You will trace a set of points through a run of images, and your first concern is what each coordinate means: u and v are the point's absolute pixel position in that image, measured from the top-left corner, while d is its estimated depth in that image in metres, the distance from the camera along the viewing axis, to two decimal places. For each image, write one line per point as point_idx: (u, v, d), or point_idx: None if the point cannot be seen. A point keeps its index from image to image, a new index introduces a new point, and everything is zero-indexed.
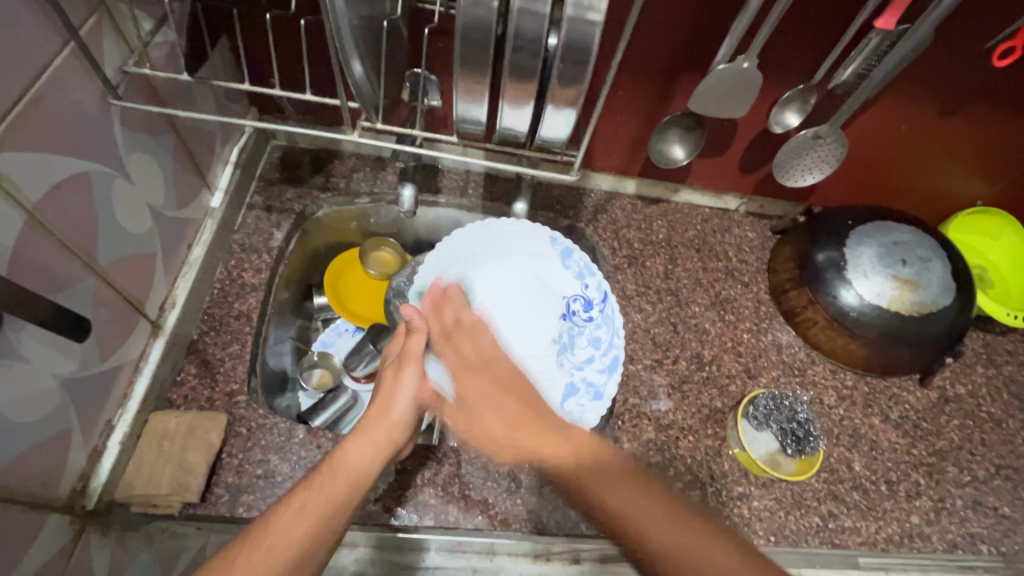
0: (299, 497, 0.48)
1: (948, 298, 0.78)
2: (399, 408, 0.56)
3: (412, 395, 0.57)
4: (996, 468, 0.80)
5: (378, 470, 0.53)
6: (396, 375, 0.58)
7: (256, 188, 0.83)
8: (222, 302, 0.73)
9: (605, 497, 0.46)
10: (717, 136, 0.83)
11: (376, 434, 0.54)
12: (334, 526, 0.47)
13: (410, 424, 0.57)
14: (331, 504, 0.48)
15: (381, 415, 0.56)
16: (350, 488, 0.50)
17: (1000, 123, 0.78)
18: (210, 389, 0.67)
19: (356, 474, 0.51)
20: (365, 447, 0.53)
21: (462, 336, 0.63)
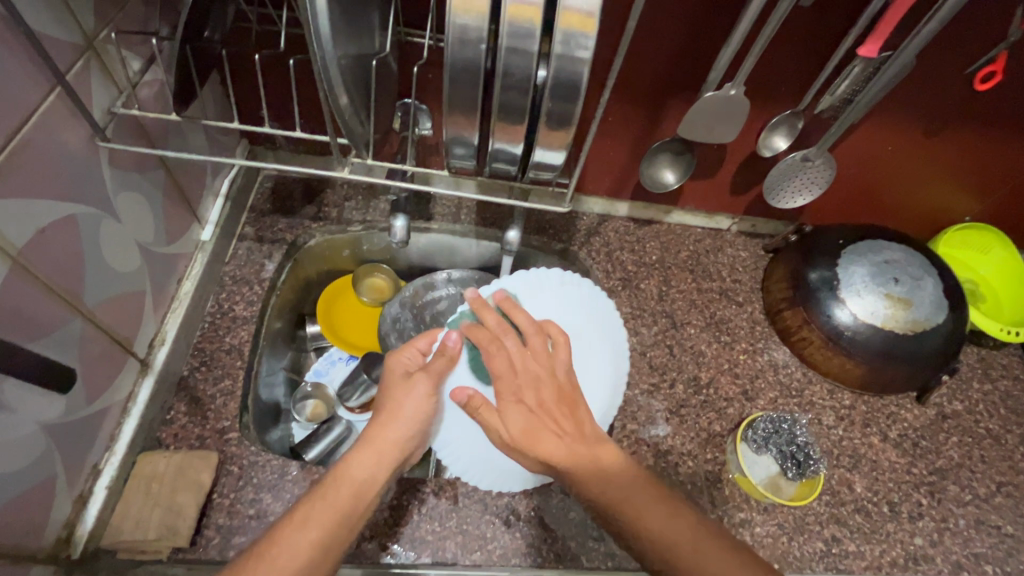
0: (309, 511, 0.49)
1: (942, 315, 0.79)
2: (407, 419, 0.57)
3: (421, 408, 0.58)
4: (997, 485, 0.80)
5: (382, 480, 0.55)
6: (408, 385, 0.59)
7: (246, 219, 0.83)
8: (213, 337, 0.72)
9: (642, 519, 0.49)
10: (707, 160, 0.84)
11: (385, 448, 0.56)
12: (339, 544, 0.49)
13: (415, 434, 0.58)
14: (339, 518, 0.50)
15: (386, 427, 0.57)
16: (354, 500, 0.52)
17: (985, 143, 0.79)
18: (201, 427, 0.66)
19: (361, 483, 0.53)
20: (371, 457, 0.55)
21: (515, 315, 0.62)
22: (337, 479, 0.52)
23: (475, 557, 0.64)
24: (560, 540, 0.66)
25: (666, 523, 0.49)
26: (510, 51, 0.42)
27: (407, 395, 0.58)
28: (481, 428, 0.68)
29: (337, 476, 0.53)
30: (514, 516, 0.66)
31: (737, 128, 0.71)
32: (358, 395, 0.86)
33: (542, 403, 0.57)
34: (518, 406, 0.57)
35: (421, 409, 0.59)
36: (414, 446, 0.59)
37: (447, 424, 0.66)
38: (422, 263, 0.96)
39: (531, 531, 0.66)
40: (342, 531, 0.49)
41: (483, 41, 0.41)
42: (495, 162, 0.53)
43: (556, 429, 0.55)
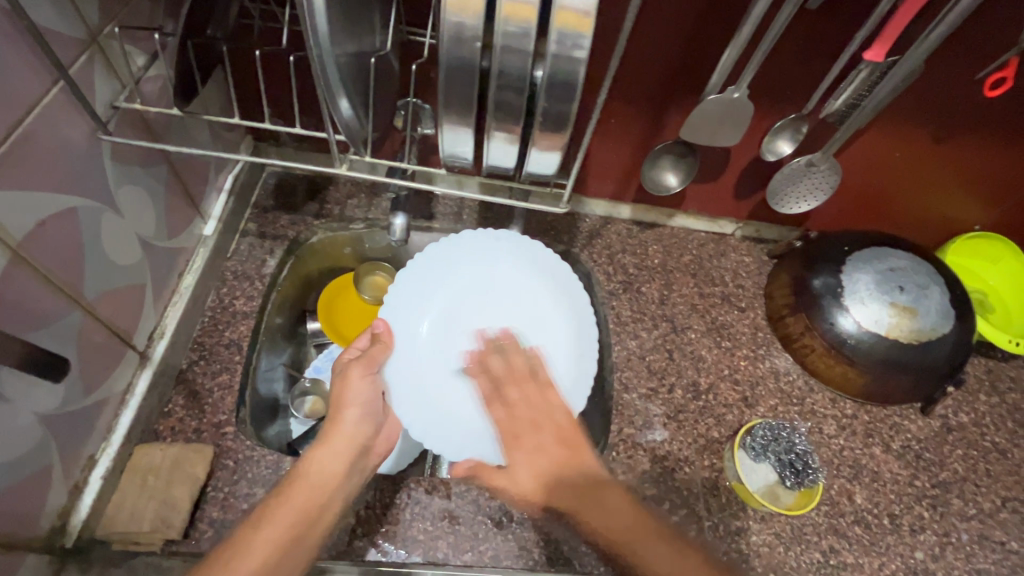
0: (270, 511, 0.52)
1: (947, 325, 0.77)
2: (351, 410, 0.64)
3: (363, 396, 0.66)
4: (1003, 500, 0.78)
5: (344, 475, 0.59)
6: (346, 380, 0.67)
7: (249, 215, 0.83)
8: (213, 331, 0.73)
9: (648, 559, 0.50)
10: (711, 163, 0.83)
11: (338, 443, 0.61)
12: (305, 537, 0.52)
13: (363, 423, 0.65)
14: (301, 514, 0.53)
15: (337, 425, 0.63)
16: (316, 493, 0.55)
17: (994, 151, 0.78)
18: (198, 420, 0.66)
19: (321, 482, 0.56)
20: (330, 454, 0.59)
21: (512, 386, 0.68)
22: (296, 476, 0.57)
23: (466, 558, 0.64)
24: (553, 544, 0.65)
25: (672, 565, 0.49)
26: (504, 50, 0.42)
27: (350, 387, 0.66)
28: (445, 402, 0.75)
29: (296, 475, 0.57)
30: (507, 517, 0.66)
31: (741, 131, 0.70)
32: None
33: (530, 396, 0.66)
34: (528, 446, 0.61)
35: (367, 395, 0.66)
36: (370, 432, 0.65)
37: (407, 407, 0.72)
38: None
39: (524, 533, 0.66)
40: (307, 525, 0.53)
41: (478, 39, 0.41)
42: (492, 161, 0.52)
43: (555, 443, 0.60)
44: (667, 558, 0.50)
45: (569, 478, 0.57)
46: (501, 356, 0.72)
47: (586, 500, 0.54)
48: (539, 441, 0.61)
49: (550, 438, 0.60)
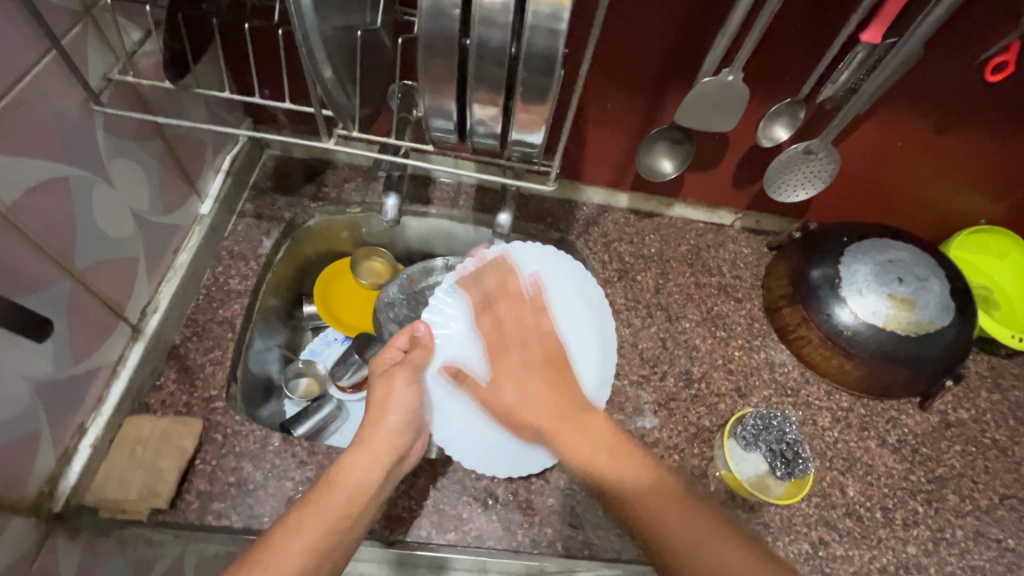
0: (305, 513, 0.52)
1: (947, 318, 0.76)
2: (393, 415, 0.62)
3: (406, 401, 0.63)
4: (1001, 497, 0.76)
5: (379, 478, 0.58)
6: (388, 384, 0.64)
7: (247, 196, 0.84)
8: (207, 308, 0.74)
9: (668, 534, 0.48)
10: (708, 150, 0.82)
11: (378, 448, 0.59)
12: (339, 542, 0.52)
13: (405, 430, 0.62)
14: (337, 518, 0.53)
15: (379, 426, 0.61)
16: (348, 498, 0.55)
17: (999, 142, 0.76)
18: (188, 394, 0.67)
19: (356, 484, 0.56)
20: (366, 457, 0.59)
21: (506, 300, 0.69)
22: (336, 481, 0.56)
23: (449, 538, 0.64)
24: (537, 526, 0.65)
25: (717, 548, 0.46)
26: (483, 22, 0.42)
27: (391, 392, 0.63)
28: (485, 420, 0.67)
29: (335, 480, 0.56)
30: (491, 499, 0.66)
31: (736, 115, 0.69)
32: (349, 373, 0.88)
33: (529, 363, 0.64)
34: (508, 373, 0.64)
35: (408, 401, 0.64)
36: (409, 440, 0.63)
37: (444, 420, 0.66)
38: (420, 248, 0.97)
39: (508, 515, 0.66)
40: (340, 529, 0.52)
41: (458, 8, 0.41)
42: (477, 138, 0.52)
43: (545, 389, 0.62)
44: (699, 531, 0.47)
45: (601, 468, 0.53)
46: (495, 274, 0.70)
47: (665, 508, 0.49)
48: (526, 385, 0.63)
49: (536, 379, 0.63)
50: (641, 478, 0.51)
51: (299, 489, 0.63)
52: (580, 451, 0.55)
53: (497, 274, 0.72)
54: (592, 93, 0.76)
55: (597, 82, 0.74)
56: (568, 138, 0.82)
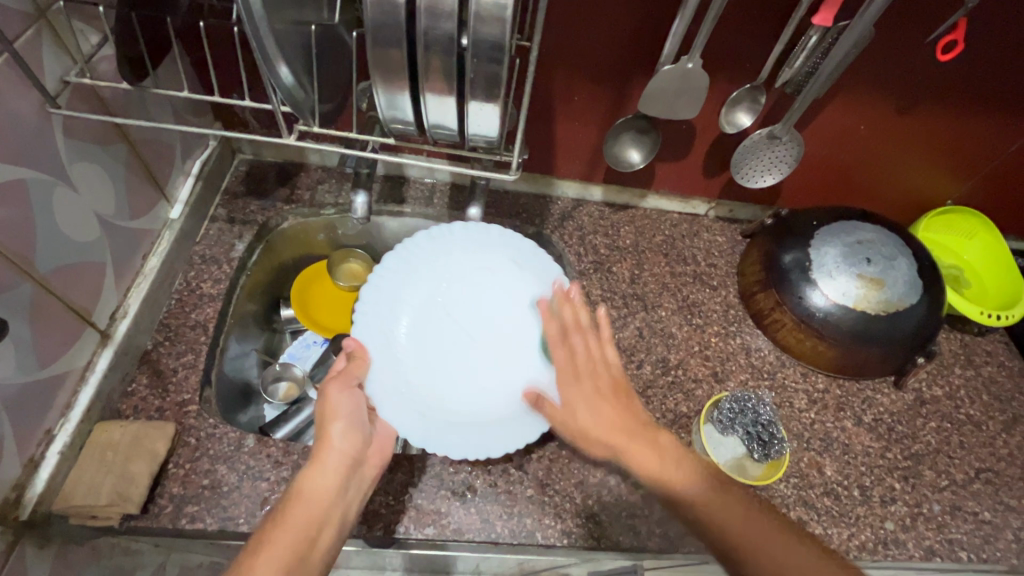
0: (267, 538, 0.47)
1: (915, 296, 0.77)
2: (339, 425, 0.57)
3: (351, 410, 0.59)
4: (976, 471, 0.77)
5: (342, 490, 0.54)
6: (326, 396, 0.59)
7: (220, 201, 0.84)
8: (179, 313, 0.74)
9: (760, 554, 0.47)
10: (675, 140, 0.83)
11: (330, 459, 0.55)
12: (307, 558, 0.47)
13: (355, 436, 0.58)
14: (300, 536, 0.48)
15: (326, 440, 0.56)
16: (312, 514, 0.50)
17: (957, 121, 0.78)
18: (161, 399, 0.67)
19: (317, 499, 0.52)
20: (324, 470, 0.54)
21: (576, 335, 0.61)
22: (296, 501, 0.51)
23: (426, 532, 0.64)
24: (516, 517, 0.65)
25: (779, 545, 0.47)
26: (429, 12, 0.42)
27: (330, 402, 0.59)
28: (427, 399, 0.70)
29: (291, 498, 0.51)
30: (469, 491, 0.66)
31: (700, 101, 0.70)
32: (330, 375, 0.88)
33: (603, 392, 0.57)
34: (576, 397, 0.58)
35: (350, 405, 0.59)
36: (362, 445, 0.59)
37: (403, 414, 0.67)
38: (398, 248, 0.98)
39: (487, 507, 0.66)
40: (306, 548, 0.48)
41: None
42: (434, 128, 0.52)
43: (616, 417, 0.56)
44: (769, 539, 0.48)
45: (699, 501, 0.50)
46: (557, 317, 0.62)
47: (718, 508, 0.50)
48: (598, 388, 0.58)
49: (605, 400, 0.57)
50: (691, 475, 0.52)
51: (274, 490, 0.63)
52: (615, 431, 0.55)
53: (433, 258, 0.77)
54: (558, 87, 0.77)
55: (562, 76, 0.75)
56: (538, 131, 0.83)
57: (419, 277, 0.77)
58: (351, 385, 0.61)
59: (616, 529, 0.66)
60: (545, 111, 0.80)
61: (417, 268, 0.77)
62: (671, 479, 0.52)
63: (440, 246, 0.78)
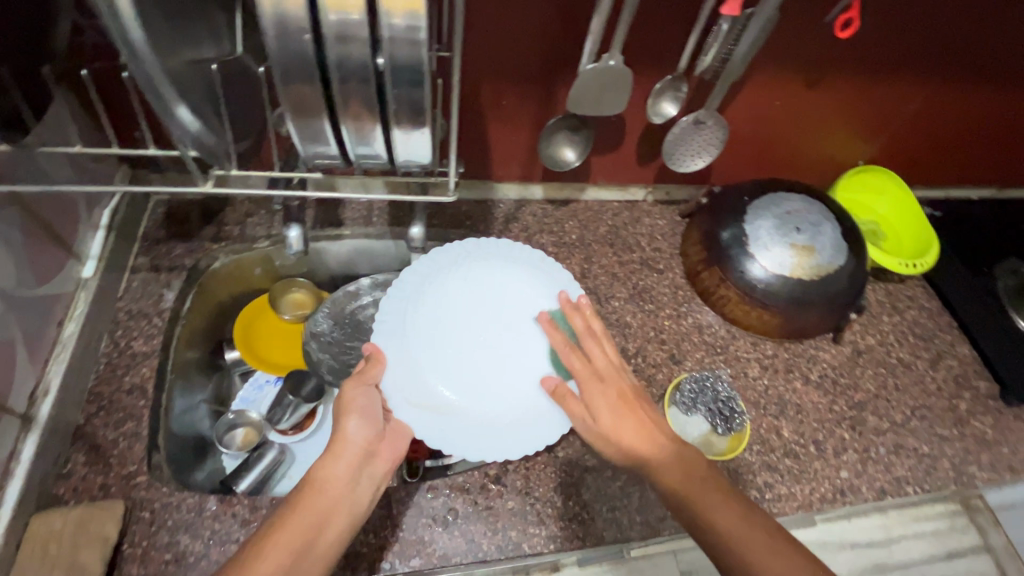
0: (278, 525, 0.52)
1: (843, 257, 0.82)
2: (355, 421, 0.59)
3: (369, 407, 0.60)
4: (912, 410, 0.84)
5: (355, 485, 0.57)
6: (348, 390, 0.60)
7: (139, 249, 0.78)
8: (111, 379, 0.68)
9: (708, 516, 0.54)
10: (607, 133, 0.84)
11: (344, 454, 0.57)
12: (312, 548, 0.52)
13: (371, 433, 0.59)
14: (308, 527, 0.52)
15: (342, 435, 0.58)
16: (320, 507, 0.54)
17: (860, 89, 0.84)
18: (104, 475, 0.62)
19: (327, 493, 0.55)
20: (339, 466, 0.56)
21: (591, 343, 0.65)
22: (308, 489, 0.55)
23: (413, 564, 0.63)
24: (500, 532, 0.65)
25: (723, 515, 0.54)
26: (340, 40, 0.39)
27: (349, 398, 0.60)
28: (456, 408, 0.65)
29: (307, 487, 0.55)
30: (451, 515, 0.66)
31: (627, 96, 0.71)
32: (288, 415, 0.84)
33: (614, 402, 0.61)
34: (602, 399, 0.60)
35: (366, 402, 0.60)
36: (377, 439, 0.60)
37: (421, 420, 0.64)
38: (343, 271, 0.94)
39: (470, 527, 0.65)
40: (311, 539, 0.52)
41: (308, 32, 0.39)
42: (363, 158, 0.50)
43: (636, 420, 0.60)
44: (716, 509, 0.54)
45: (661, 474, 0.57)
46: (580, 319, 0.67)
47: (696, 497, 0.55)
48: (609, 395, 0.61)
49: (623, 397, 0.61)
50: (692, 483, 0.56)
51: None
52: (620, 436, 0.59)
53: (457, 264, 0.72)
54: (485, 92, 0.75)
55: (487, 81, 0.74)
56: (471, 138, 0.82)
57: (446, 282, 0.71)
58: (364, 383, 0.60)
59: (600, 525, 0.67)
60: (475, 117, 0.79)
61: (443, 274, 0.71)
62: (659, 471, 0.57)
63: (460, 254, 0.73)
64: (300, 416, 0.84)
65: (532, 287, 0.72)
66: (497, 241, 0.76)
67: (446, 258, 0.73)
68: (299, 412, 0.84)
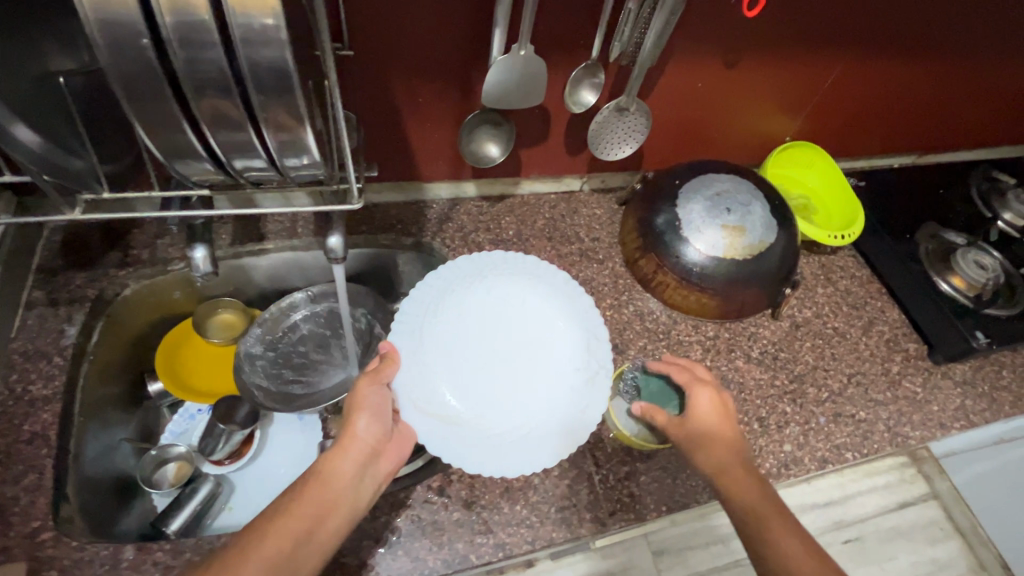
0: (283, 511, 0.52)
1: (774, 234, 0.83)
2: (362, 417, 0.59)
3: (378, 404, 0.60)
4: (848, 377, 0.87)
5: (359, 480, 0.57)
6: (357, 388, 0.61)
7: (33, 283, 0.72)
8: (6, 429, 0.63)
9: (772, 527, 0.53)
10: (533, 125, 0.83)
11: (352, 447, 0.57)
12: (315, 534, 0.51)
13: (377, 430, 0.59)
14: (313, 515, 0.52)
15: (349, 429, 0.58)
16: (326, 494, 0.54)
17: (778, 66, 0.85)
18: (3, 535, 0.57)
19: (330, 484, 0.55)
20: (344, 458, 0.57)
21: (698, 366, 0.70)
22: (317, 478, 0.55)
23: None
24: (447, 545, 0.63)
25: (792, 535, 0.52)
26: (189, 46, 0.36)
27: (358, 396, 0.61)
28: (465, 424, 0.67)
29: (313, 477, 0.55)
30: (394, 533, 0.63)
31: (542, 88, 0.69)
32: (222, 445, 0.80)
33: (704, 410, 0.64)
34: (702, 405, 0.65)
35: (377, 400, 0.61)
36: (383, 437, 0.60)
37: (426, 424, 0.65)
38: (273, 287, 0.89)
39: (415, 544, 0.63)
40: (315, 527, 0.51)
41: (147, 38, 0.35)
42: (249, 171, 0.46)
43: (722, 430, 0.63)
44: (786, 529, 0.53)
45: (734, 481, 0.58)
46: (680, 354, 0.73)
47: (772, 514, 0.54)
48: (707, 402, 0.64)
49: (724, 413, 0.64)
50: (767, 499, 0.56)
51: None
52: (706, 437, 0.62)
53: (480, 280, 0.75)
54: (398, 90, 0.72)
55: (400, 78, 0.71)
56: (393, 137, 0.78)
57: (468, 299, 0.75)
58: (379, 382, 0.62)
59: (550, 526, 0.66)
60: (393, 117, 0.75)
61: (465, 288, 0.75)
62: (740, 477, 0.58)
63: (485, 270, 0.76)
64: (236, 444, 0.80)
65: (548, 308, 0.76)
66: (525, 259, 0.77)
67: (471, 270, 0.76)
68: (235, 439, 0.80)
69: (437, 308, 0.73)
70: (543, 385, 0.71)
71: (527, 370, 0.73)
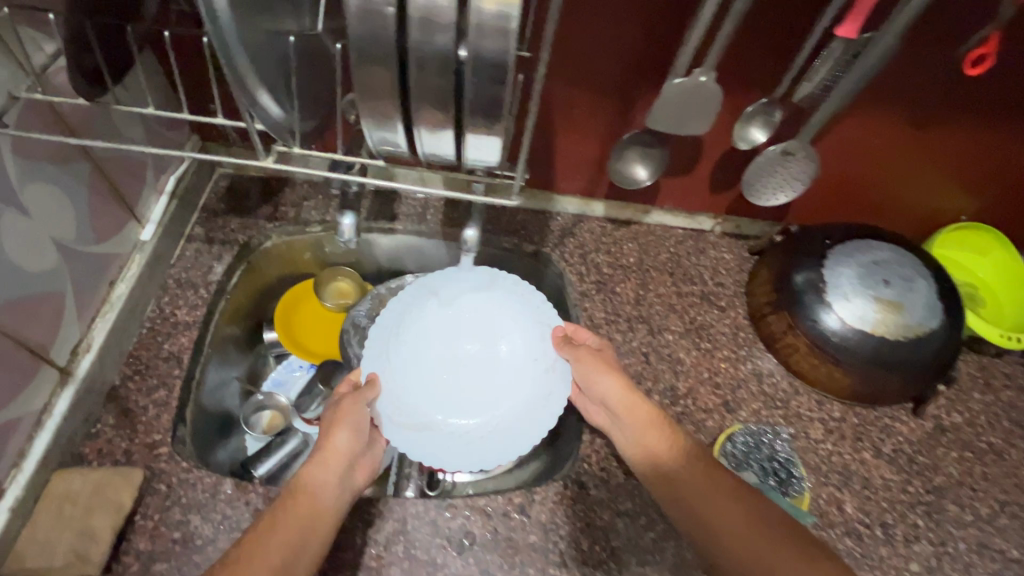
0: (268, 528, 0.50)
1: (936, 319, 0.73)
2: (343, 433, 0.58)
3: (359, 421, 0.59)
4: (1001, 504, 0.73)
5: (340, 491, 0.56)
6: (337, 406, 0.60)
7: (197, 220, 0.79)
8: (150, 344, 0.69)
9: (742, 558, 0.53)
10: (681, 154, 0.80)
11: (333, 461, 0.56)
12: (303, 550, 0.50)
13: (356, 445, 0.59)
14: (298, 531, 0.51)
15: (329, 444, 0.57)
16: (311, 510, 0.53)
17: (979, 135, 0.75)
18: (129, 440, 0.62)
19: (315, 497, 0.53)
20: (327, 472, 0.55)
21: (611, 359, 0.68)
22: (297, 494, 0.53)
23: None
24: (518, 567, 0.60)
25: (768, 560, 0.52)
26: (423, 24, 0.37)
27: (339, 411, 0.59)
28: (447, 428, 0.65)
29: (295, 492, 0.53)
30: (468, 539, 0.61)
31: (708, 121, 0.66)
32: (315, 405, 0.82)
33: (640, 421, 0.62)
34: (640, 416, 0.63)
35: (357, 416, 0.60)
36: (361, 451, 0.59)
37: (409, 438, 0.63)
38: (390, 266, 0.92)
39: (486, 557, 0.61)
40: (302, 542, 0.50)
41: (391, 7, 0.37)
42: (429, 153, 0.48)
43: (662, 443, 0.61)
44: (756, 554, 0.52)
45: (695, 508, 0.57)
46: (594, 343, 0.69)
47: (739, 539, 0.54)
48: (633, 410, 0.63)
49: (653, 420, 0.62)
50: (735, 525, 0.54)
51: None
52: (651, 446, 0.61)
53: (442, 288, 0.72)
54: (557, 98, 0.72)
55: (564, 87, 0.71)
56: (539, 143, 0.79)
57: (433, 306, 0.71)
58: (361, 402, 0.60)
59: None
60: (545, 124, 0.76)
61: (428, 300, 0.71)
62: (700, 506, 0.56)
63: (443, 277, 0.72)
64: None
65: (508, 305, 0.71)
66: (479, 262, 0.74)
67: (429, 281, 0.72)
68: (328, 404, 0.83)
69: (401, 326, 0.69)
70: (512, 382, 0.68)
71: (501, 366, 0.69)
